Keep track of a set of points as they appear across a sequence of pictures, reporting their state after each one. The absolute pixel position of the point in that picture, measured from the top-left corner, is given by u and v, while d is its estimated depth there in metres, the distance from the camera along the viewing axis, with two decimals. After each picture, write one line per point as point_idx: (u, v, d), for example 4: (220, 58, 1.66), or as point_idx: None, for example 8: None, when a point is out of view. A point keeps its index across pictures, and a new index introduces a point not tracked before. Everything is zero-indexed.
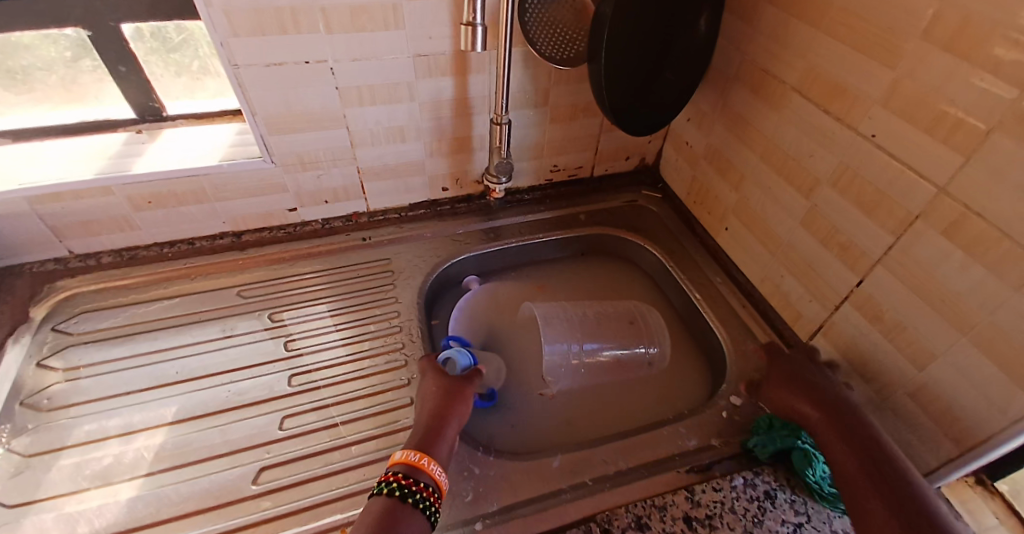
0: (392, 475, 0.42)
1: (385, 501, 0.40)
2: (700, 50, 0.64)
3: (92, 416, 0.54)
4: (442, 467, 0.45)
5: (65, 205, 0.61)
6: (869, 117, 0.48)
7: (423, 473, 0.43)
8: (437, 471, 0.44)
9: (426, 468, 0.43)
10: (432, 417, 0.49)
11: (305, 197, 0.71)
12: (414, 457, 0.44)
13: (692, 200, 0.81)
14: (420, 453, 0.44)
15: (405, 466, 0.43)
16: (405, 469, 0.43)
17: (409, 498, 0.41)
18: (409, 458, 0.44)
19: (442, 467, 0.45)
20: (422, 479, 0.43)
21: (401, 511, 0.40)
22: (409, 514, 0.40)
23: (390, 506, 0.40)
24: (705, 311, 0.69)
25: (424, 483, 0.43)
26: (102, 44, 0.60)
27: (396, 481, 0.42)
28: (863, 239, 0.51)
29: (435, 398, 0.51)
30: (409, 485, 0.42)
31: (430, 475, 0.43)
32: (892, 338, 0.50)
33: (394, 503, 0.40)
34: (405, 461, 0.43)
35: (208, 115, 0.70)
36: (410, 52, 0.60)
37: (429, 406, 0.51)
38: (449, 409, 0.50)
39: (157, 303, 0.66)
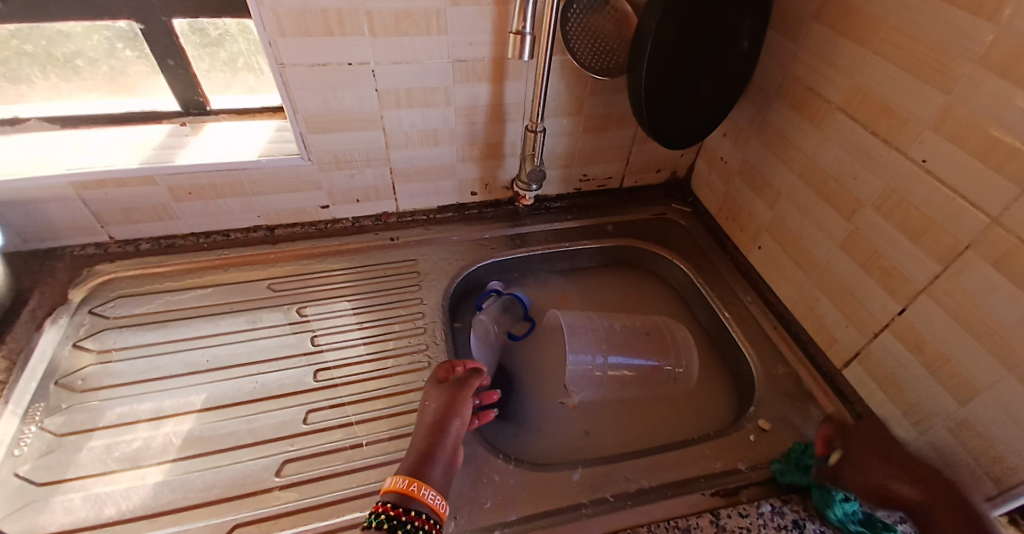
0: (382, 505, 0.40)
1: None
2: (741, 65, 0.64)
3: (122, 399, 0.55)
4: (437, 490, 0.43)
5: (110, 192, 0.63)
6: (919, 141, 0.46)
7: (415, 500, 0.41)
8: (430, 497, 0.41)
9: (418, 495, 0.41)
10: (427, 434, 0.48)
11: (337, 195, 0.72)
12: (404, 483, 0.42)
13: (724, 216, 0.79)
14: (410, 477, 0.43)
15: (396, 494, 0.41)
16: (395, 497, 0.41)
17: (403, 529, 0.39)
18: (399, 486, 0.42)
19: (437, 491, 0.43)
20: (415, 507, 0.40)
21: None
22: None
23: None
24: (733, 331, 0.68)
25: (417, 511, 0.40)
26: (152, 38, 0.62)
27: (387, 514, 0.39)
28: (907, 265, 0.49)
29: (432, 412, 0.50)
30: (402, 516, 0.39)
31: (423, 502, 0.41)
32: (933, 370, 0.48)
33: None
34: (396, 489, 0.42)
35: (247, 110, 0.72)
36: (450, 57, 0.61)
37: (426, 422, 0.50)
38: (445, 423, 0.49)
39: (188, 292, 0.67)
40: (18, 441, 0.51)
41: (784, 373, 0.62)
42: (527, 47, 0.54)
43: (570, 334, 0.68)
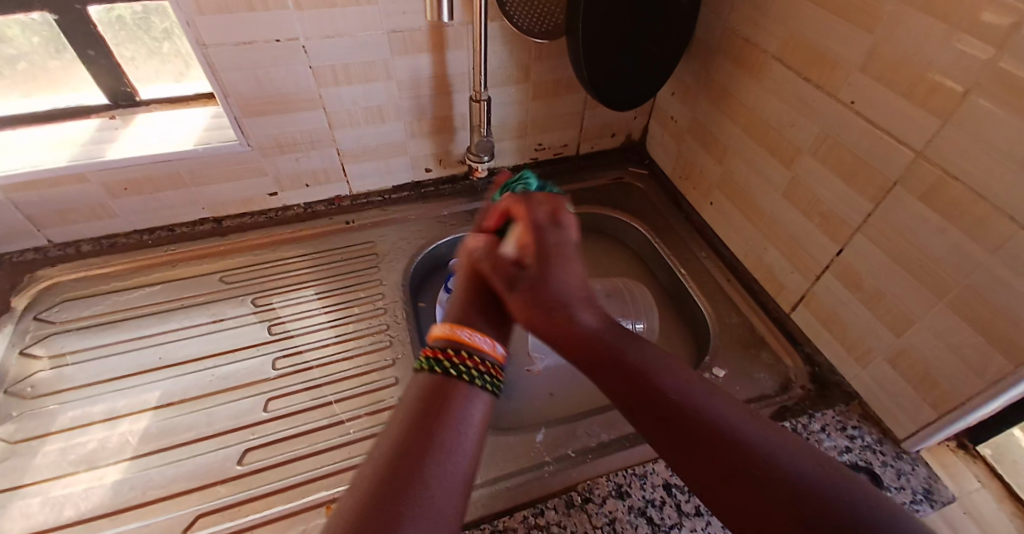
0: (432, 349, 0.41)
1: (430, 379, 0.39)
2: (684, 20, 0.63)
3: (76, 403, 0.54)
4: (481, 331, 0.44)
5: (41, 194, 0.60)
6: (848, 83, 0.47)
7: (460, 342, 0.41)
8: (475, 339, 0.42)
9: (466, 339, 0.42)
10: (459, 309, 0.45)
11: (285, 180, 0.71)
12: (448, 329, 0.43)
13: (678, 176, 0.80)
14: (453, 323, 0.43)
15: (444, 340, 0.42)
16: (443, 343, 0.42)
17: (456, 371, 0.39)
18: (443, 333, 0.43)
19: (483, 335, 0.43)
20: (465, 349, 0.41)
21: (444, 386, 0.38)
22: (459, 389, 0.38)
23: (437, 385, 0.38)
24: (690, 287, 0.69)
25: (469, 353, 0.41)
26: (69, 27, 0.58)
27: (439, 358, 0.40)
28: (842, 207, 0.51)
29: (456, 299, 0.46)
30: (455, 358, 0.40)
31: (469, 344, 0.41)
32: (872, 306, 0.50)
33: (443, 379, 0.39)
34: (444, 336, 0.42)
35: (182, 99, 0.69)
36: (385, 28, 0.59)
37: (454, 303, 0.46)
38: (476, 292, 0.46)
39: (138, 291, 0.65)
40: None
41: (738, 322, 0.64)
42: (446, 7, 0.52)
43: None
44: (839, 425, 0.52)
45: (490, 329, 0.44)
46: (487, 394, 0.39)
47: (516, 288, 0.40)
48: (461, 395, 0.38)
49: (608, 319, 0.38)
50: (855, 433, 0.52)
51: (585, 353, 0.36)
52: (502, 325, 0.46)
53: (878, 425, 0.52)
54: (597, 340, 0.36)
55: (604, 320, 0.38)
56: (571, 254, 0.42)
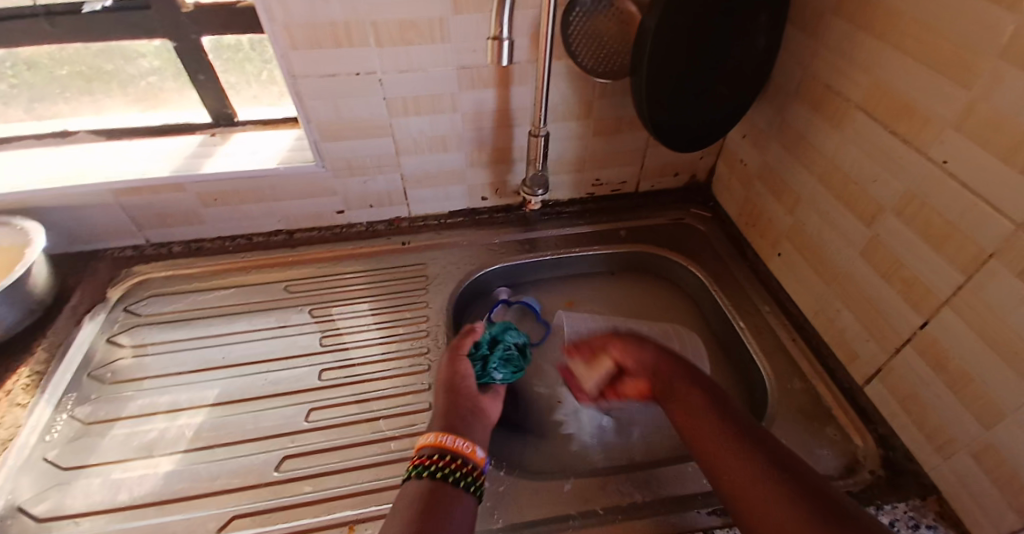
0: (421, 457, 0.46)
1: (418, 485, 0.43)
2: (757, 64, 0.61)
3: (145, 392, 0.59)
4: (463, 437, 0.48)
5: (143, 198, 0.67)
6: (940, 142, 0.43)
7: (447, 448, 0.46)
8: (458, 442, 0.46)
9: (452, 445, 0.46)
10: (441, 421, 0.50)
11: (352, 200, 0.75)
12: (433, 437, 0.47)
13: (744, 222, 0.76)
14: (437, 432, 0.48)
15: (432, 447, 0.46)
16: (429, 450, 0.46)
17: (442, 476, 0.43)
18: (429, 441, 0.47)
19: (465, 439, 0.47)
20: (449, 454, 0.45)
21: (435, 490, 0.42)
22: (447, 492, 0.42)
23: (428, 490, 0.43)
24: (747, 341, 0.65)
25: (455, 457, 0.45)
26: (184, 54, 0.66)
27: (427, 464, 0.45)
28: (929, 275, 0.46)
29: (435, 413, 0.51)
30: (442, 463, 0.44)
31: (451, 449, 0.46)
32: (958, 390, 0.44)
33: (431, 485, 0.43)
34: (429, 443, 0.47)
35: (273, 122, 0.75)
36: (454, 64, 0.61)
37: (437, 417, 0.51)
38: (455, 402, 0.52)
39: (214, 292, 0.71)
40: (50, 428, 0.55)
41: (800, 388, 0.59)
42: (505, 53, 0.52)
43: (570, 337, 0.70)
44: (911, 522, 0.46)
45: (471, 437, 0.48)
46: (470, 496, 0.43)
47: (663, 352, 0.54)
48: (450, 499, 0.42)
49: (677, 362, 0.53)
50: None
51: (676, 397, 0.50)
52: (480, 434, 0.50)
53: (956, 528, 0.45)
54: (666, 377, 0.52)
55: (667, 362, 0.53)
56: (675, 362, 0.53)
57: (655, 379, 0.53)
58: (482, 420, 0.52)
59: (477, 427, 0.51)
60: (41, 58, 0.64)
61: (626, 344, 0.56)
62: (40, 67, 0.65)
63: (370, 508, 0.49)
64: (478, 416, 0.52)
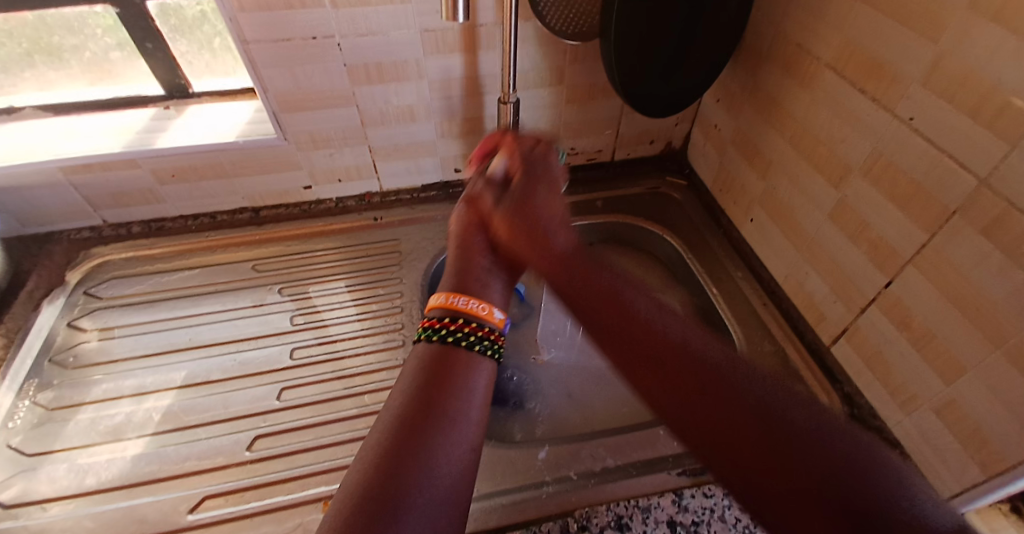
0: (430, 320, 0.43)
1: (431, 346, 0.42)
2: (730, 24, 0.60)
3: (111, 376, 0.58)
4: (477, 298, 0.46)
5: (95, 176, 0.64)
6: (906, 98, 0.42)
7: (457, 311, 0.44)
8: (469, 305, 0.44)
9: (463, 308, 0.44)
10: (454, 280, 0.47)
11: (318, 174, 0.72)
12: (444, 299, 0.45)
13: (718, 190, 0.76)
14: (448, 293, 0.46)
15: (442, 310, 0.44)
16: (440, 313, 0.44)
17: (453, 338, 0.42)
18: (440, 303, 0.45)
19: (479, 301, 0.45)
20: (463, 318, 0.43)
21: (446, 351, 0.41)
22: (460, 356, 0.41)
23: (439, 352, 0.41)
24: (720, 308, 0.65)
25: (466, 320, 0.43)
26: (128, 21, 0.62)
27: (437, 326, 0.43)
28: (894, 236, 0.46)
29: (450, 271, 0.49)
30: (453, 325, 0.43)
31: (464, 312, 0.44)
32: (920, 348, 0.45)
33: (444, 347, 0.41)
34: (440, 305, 0.45)
35: (230, 92, 0.72)
36: (417, 28, 0.59)
37: (450, 278, 0.49)
38: (470, 260, 0.49)
39: (179, 273, 0.69)
40: (12, 415, 0.54)
41: (771, 350, 0.60)
42: (461, 9, 0.49)
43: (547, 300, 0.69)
44: None
45: (487, 297, 0.47)
46: (488, 359, 0.42)
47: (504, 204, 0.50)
48: (463, 367, 0.40)
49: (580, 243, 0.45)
50: None
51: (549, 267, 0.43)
52: (498, 294, 0.48)
53: None
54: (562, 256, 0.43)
55: (575, 245, 0.45)
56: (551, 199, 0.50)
57: (514, 226, 0.48)
58: (499, 277, 0.49)
59: (494, 282, 0.48)
60: None
61: (556, 200, 0.50)
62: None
63: None
64: (495, 272, 0.49)
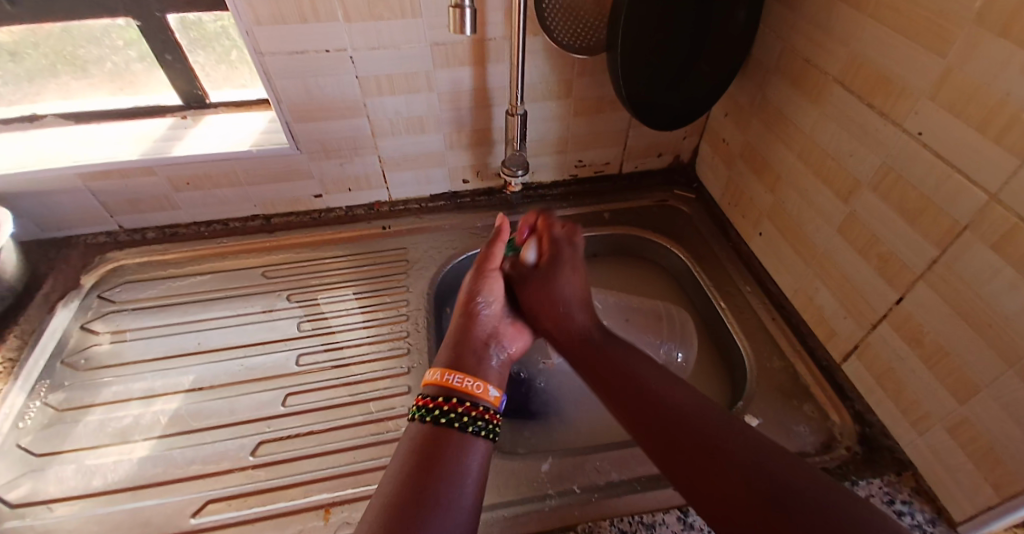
0: (424, 398, 0.44)
1: (423, 427, 0.42)
2: (738, 38, 0.60)
3: (121, 378, 0.59)
4: (472, 375, 0.46)
5: (113, 183, 0.66)
6: (915, 113, 0.42)
7: (450, 390, 0.44)
8: (462, 383, 0.44)
9: (458, 386, 0.44)
10: (450, 354, 0.47)
11: (329, 184, 0.73)
12: (439, 375, 0.45)
13: (727, 202, 0.75)
14: (443, 369, 0.46)
15: (436, 387, 0.44)
16: (435, 390, 0.44)
17: (446, 418, 0.42)
18: (435, 379, 0.45)
19: (473, 378, 0.45)
20: (455, 396, 0.43)
21: (437, 434, 0.41)
22: (452, 439, 0.40)
23: (432, 433, 0.41)
24: (728, 321, 0.64)
25: (458, 399, 0.43)
26: (149, 33, 0.64)
27: (429, 406, 0.43)
28: (904, 250, 0.45)
29: (449, 344, 0.49)
30: (445, 405, 0.42)
31: (455, 389, 0.44)
32: (932, 364, 0.44)
33: (436, 427, 0.41)
34: (435, 382, 0.45)
35: (246, 103, 0.74)
36: (427, 41, 0.60)
37: (446, 350, 0.49)
38: (469, 330, 0.50)
39: (190, 278, 0.70)
40: (23, 415, 0.55)
41: (779, 367, 0.59)
42: (469, 22, 0.50)
43: None
44: (887, 497, 0.46)
45: (483, 373, 0.47)
46: (482, 438, 0.42)
47: (529, 283, 0.52)
48: (457, 448, 0.40)
49: (602, 324, 0.50)
50: (904, 509, 0.45)
51: (571, 340, 0.49)
52: (494, 370, 0.48)
53: (932, 502, 0.46)
54: (585, 334, 0.49)
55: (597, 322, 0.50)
56: (576, 267, 0.53)
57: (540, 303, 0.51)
58: (497, 353, 0.50)
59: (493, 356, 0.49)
60: (16, 43, 0.62)
61: (576, 282, 0.52)
62: (23, 57, 0.63)
63: (347, 491, 0.48)
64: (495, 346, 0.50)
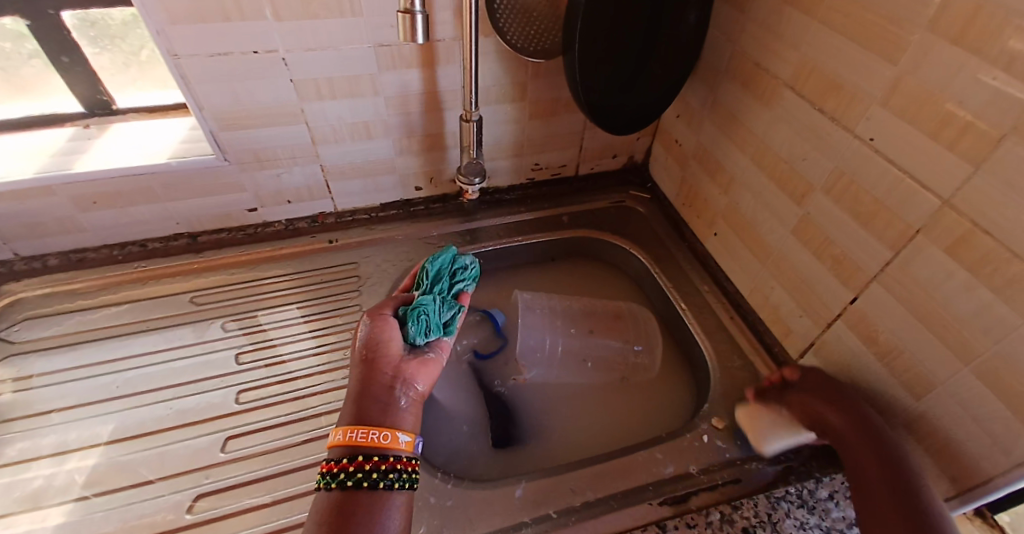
0: (328, 463, 0.39)
1: (332, 495, 0.38)
2: (690, 41, 0.60)
3: (27, 433, 0.51)
4: (378, 426, 0.41)
5: (3, 206, 0.56)
6: (867, 118, 0.43)
7: (356, 448, 0.40)
8: (370, 438, 0.40)
9: (364, 442, 0.40)
10: (352, 408, 0.42)
11: (265, 196, 0.67)
12: (341, 435, 0.40)
13: (681, 202, 0.76)
14: (347, 426, 0.41)
15: (340, 449, 0.40)
16: (338, 453, 0.40)
17: (354, 481, 0.38)
18: (337, 440, 0.40)
19: (380, 429, 0.41)
20: (363, 453, 0.40)
21: (347, 502, 0.37)
22: (362, 503, 0.38)
23: (341, 502, 0.38)
24: (689, 323, 0.64)
25: (366, 456, 0.39)
26: (41, 34, 0.55)
27: (334, 471, 0.39)
28: (858, 252, 0.46)
29: (350, 396, 0.43)
30: (352, 467, 0.39)
31: (362, 447, 0.40)
32: (887, 361, 0.45)
33: (344, 493, 0.38)
34: (338, 443, 0.40)
35: (161, 108, 0.66)
36: (371, 42, 0.55)
37: (349, 405, 0.43)
38: (370, 378, 0.44)
39: (106, 310, 0.62)
40: None
41: (740, 366, 0.59)
42: (421, 27, 0.46)
43: (523, 313, 0.67)
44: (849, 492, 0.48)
45: (388, 421, 0.42)
46: (396, 489, 0.39)
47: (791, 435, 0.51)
48: (367, 509, 0.37)
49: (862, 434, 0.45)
50: None
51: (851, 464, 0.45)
52: (408, 412, 0.44)
53: None
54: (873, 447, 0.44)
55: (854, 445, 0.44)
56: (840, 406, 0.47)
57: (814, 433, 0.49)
58: (405, 391, 0.44)
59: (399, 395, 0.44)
60: None
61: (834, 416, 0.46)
62: None
63: None
64: (401, 384, 0.44)
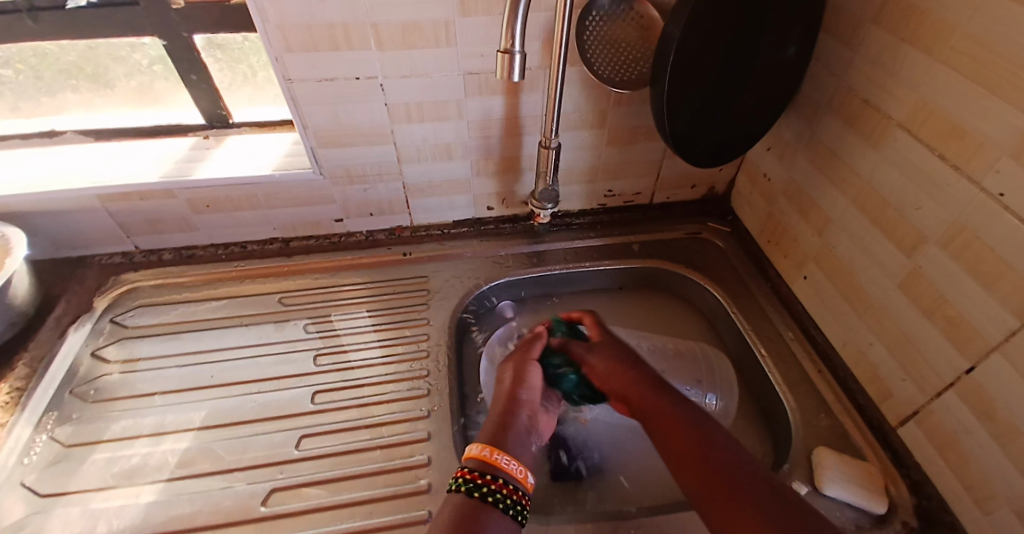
0: (467, 470, 0.41)
1: (463, 500, 0.39)
2: (788, 75, 0.57)
3: (130, 412, 0.56)
4: (514, 457, 0.43)
5: (131, 205, 0.64)
6: (996, 171, 0.39)
7: (496, 467, 0.41)
8: (508, 463, 0.42)
9: (502, 465, 0.41)
10: (494, 431, 0.46)
11: (351, 208, 0.71)
12: (485, 451, 0.42)
13: (766, 240, 0.72)
14: (487, 445, 0.43)
15: (479, 462, 0.42)
16: (476, 464, 0.41)
17: (490, 497, 0.39)
18: (480, 454, 0.42)
19: (517, 461, 0.43)
20: (500, 475, 0.41)
21: (477, 513, 0.38)
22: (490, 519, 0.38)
23: (472, 512, 0.38)
24: (769, 371, 0.61)
25: (501, 478, 0.40)
26: (175, 53, 0.62)
27: (474, 479, 0.40)
28: (978, 316, 0.42)
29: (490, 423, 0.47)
30: (489, 482, 0.40)
31: (502, 469, 0.41)
32: (1004, 443, 0.40)
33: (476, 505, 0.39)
34: (478, 456, 0.42)
35: (269, 123, 0.72)
36: (460, 69, 0.57)
37: (489, 429, 0.46)
38: (512, 412, 0.48)
39: (205, 304, 0.68)
40: (32, 448, 0.53)
41: (827, 425, 0.55)
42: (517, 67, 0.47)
43: None
44: None
45: (521, 456, 0.44)
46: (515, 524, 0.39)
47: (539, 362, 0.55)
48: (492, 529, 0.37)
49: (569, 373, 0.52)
50: None
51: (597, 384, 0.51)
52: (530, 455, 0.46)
53: None
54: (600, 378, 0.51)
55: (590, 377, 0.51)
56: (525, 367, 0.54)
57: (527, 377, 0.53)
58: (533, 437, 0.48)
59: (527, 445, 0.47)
60: (47, 45, 0.59)
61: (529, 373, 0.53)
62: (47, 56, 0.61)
63: None
64: (531, 428, 0.48)
